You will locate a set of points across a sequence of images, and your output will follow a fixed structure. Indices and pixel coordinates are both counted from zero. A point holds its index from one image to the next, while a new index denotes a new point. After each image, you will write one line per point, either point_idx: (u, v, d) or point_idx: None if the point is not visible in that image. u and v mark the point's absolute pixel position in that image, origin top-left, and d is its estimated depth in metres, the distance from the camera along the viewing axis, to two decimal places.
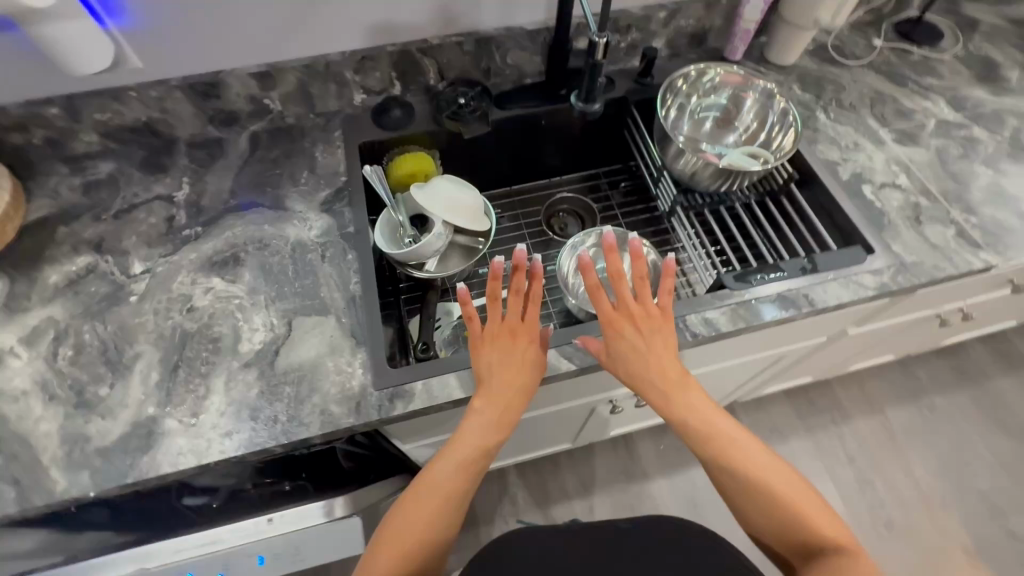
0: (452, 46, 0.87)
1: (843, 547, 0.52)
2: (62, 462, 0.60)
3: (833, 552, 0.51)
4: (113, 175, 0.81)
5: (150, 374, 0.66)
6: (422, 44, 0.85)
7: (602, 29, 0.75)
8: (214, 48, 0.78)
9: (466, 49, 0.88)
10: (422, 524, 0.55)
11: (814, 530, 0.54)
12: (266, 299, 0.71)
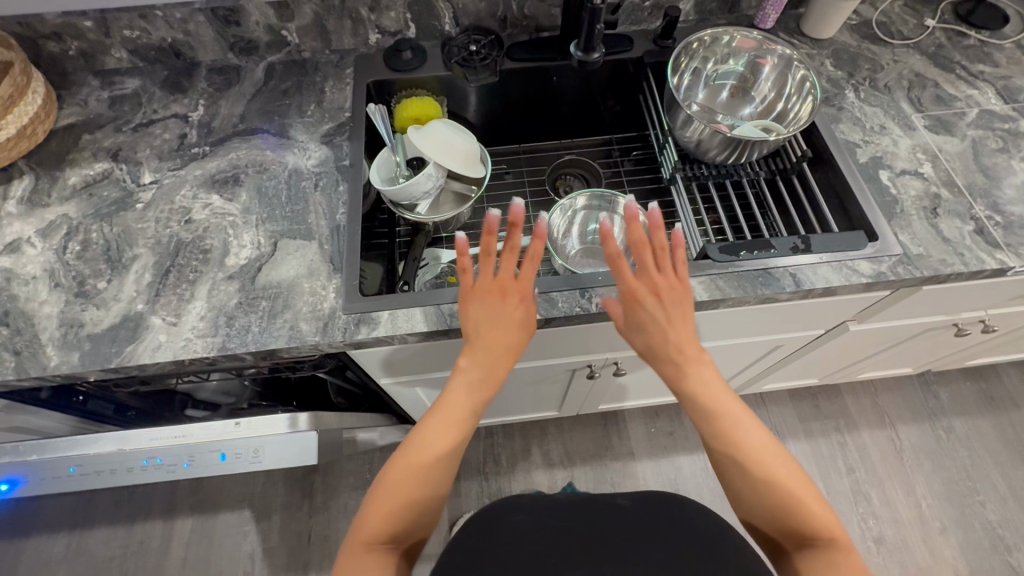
0: None
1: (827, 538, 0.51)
2: (56, 341, 0.66)
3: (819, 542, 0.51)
4: (137, 92, 0.88)
5: (143, 274, 0.71)
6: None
7: None
8: None
9: None
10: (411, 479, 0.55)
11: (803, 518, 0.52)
12: (257, 219, 0.75)
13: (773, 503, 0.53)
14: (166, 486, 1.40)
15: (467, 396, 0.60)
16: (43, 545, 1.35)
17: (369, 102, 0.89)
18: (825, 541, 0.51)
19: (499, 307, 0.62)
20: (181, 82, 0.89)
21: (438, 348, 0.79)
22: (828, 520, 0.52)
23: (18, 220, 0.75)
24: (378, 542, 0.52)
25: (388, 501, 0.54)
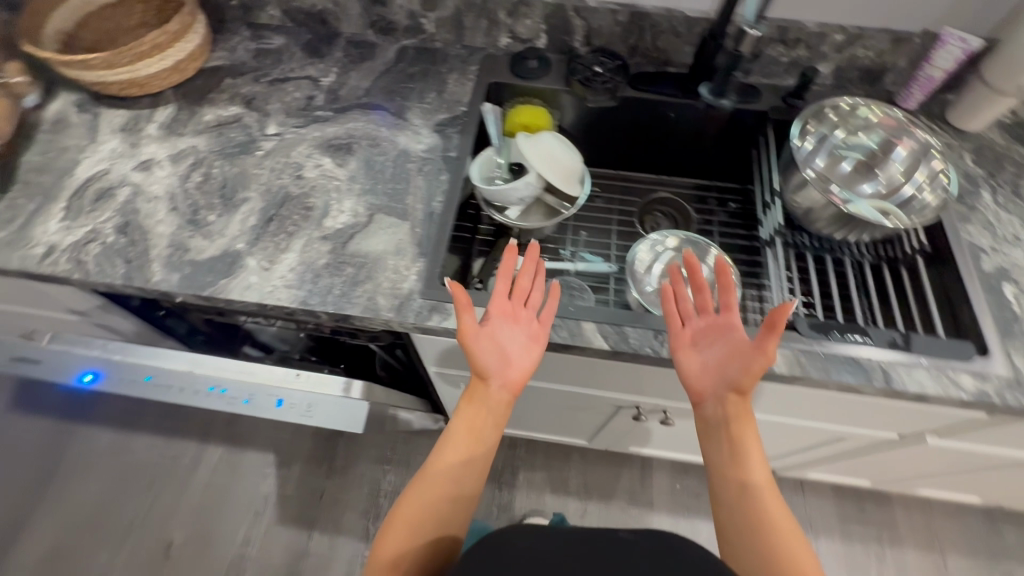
0: (607, 13, 0.87)
1: None
2: (163, 259, 0.71)
3: None
4: (280, 49, 0.95)
5: (249, 217, 0.75)
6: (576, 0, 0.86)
7: (755, 21, 0.73)
8: None
9: (619, 20, 0.87)
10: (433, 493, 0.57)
11: None
12: (359, 189, 0.78)
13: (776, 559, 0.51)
14: (207, 412, 1.49)
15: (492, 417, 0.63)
16: (92, 436, 1.47)
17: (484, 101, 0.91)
18: None
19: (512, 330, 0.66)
20: (321, 48, 0.95)
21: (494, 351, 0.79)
22: None
23: (155, 143, 0.82)
24: (388, 562, 0.53)
25: (409, 512, 0.56)
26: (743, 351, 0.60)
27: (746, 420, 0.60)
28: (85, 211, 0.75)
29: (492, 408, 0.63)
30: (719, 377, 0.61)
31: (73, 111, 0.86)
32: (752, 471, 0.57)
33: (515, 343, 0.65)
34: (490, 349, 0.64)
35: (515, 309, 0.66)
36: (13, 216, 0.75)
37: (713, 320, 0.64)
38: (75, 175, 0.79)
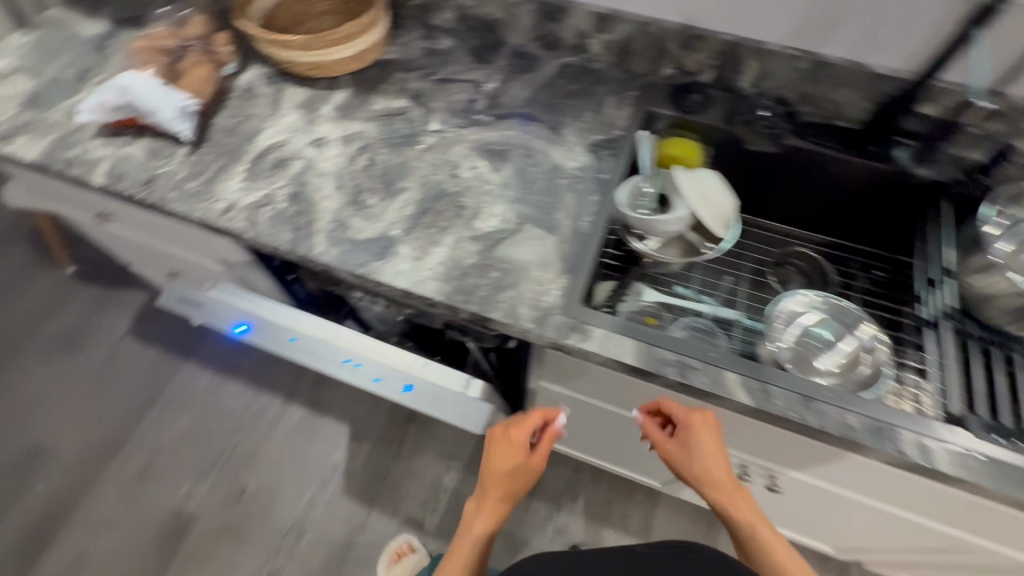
0: (785, 58, 0.84)
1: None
2: (327, 232, 0.76)
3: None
4: (449, 51, 0.99)
5: (406, 206, 0.79)
6: (753, 41, 0.85)
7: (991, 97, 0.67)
8: None
9: (798, 67, 0.85)
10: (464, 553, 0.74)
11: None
12: (511, 196, 0.80)
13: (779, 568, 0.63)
14: (295, 374, 1.57)
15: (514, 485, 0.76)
16: (192, 373, 1.58)
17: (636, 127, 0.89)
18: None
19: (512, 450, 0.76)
20: (486, 55, 0.98)
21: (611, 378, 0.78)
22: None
23: (329, 123, 0.88)
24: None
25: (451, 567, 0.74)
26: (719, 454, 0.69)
27: (736, 492, 0.69)
28: (264, 177, 0.82)
29: (515, 477, 0.75)
30: (703, 480, 0.70)
31: (261, 83, 0.93)
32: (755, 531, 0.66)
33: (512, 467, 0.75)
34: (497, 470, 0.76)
35: (510, 443, 0.76)
36: (203, 170, 0.82)
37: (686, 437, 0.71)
38: (258, 141, 0.86)
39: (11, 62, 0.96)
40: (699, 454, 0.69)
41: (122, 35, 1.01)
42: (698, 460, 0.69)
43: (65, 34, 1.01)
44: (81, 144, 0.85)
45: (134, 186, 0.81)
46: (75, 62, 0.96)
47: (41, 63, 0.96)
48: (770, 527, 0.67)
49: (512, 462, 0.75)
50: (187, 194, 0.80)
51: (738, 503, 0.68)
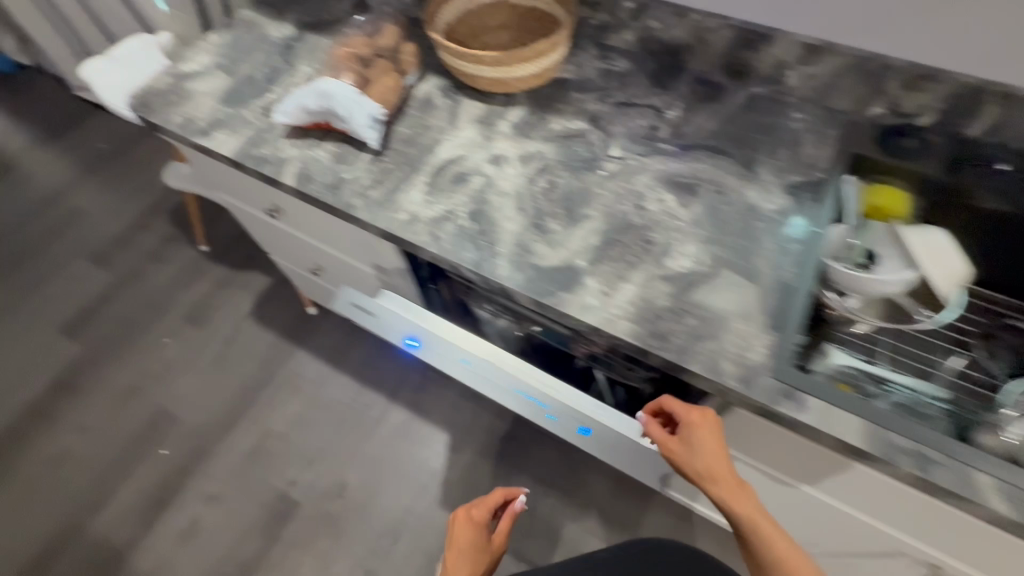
0: None
1: None
2: (510, 257, 0.73)
3: None
4: (626, 73, 0.95)
5: (591, 236, 0.75)
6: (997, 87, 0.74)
7: None
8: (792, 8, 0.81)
9: None
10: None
11: None
12: (703, 236, 0.74)
13: None
14: (399, 375, 1.59)
15: (474, 542, 0.87)
16: (302, 361, 1.62)
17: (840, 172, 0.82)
18: None
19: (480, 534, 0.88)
20: (666, 79, 0.93)
21: (814, 451, 0.68)
22: None
23: (507, 141, 0.87)
24: None
25: None
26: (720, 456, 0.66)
27: (740, 490, 0.65)
28: (444, 191, 0.81)
29: (477, 555, 0.86)
30: (714, 483, 0.65)
31: (438, 95, 0.93)
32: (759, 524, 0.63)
33: (479, 558, 0.86)
34: (465, 553, 0.85)
35: (470, 519, 0.89)
36: (385, 179, 0.83)
37: (699, 439, 0.67)
38: (438, 154, 0.85)
39: (208, 59, 1.02)
40: (703, 452, 0.66)
41: (306, 39, 1.05)
42: (702, 459, 0.66)
43: (254, 36, 1.06)
44: (272, 143, 0.88)
45: (321, 190, 0.82)
46: (264, 62, 1.01)
47: (233, 62, 1.01)
48: (770, 519, 0.63)
49: (477, 530, 0.89)
50: (372, 202, 0.81)
51: (738, 496, 0.64)
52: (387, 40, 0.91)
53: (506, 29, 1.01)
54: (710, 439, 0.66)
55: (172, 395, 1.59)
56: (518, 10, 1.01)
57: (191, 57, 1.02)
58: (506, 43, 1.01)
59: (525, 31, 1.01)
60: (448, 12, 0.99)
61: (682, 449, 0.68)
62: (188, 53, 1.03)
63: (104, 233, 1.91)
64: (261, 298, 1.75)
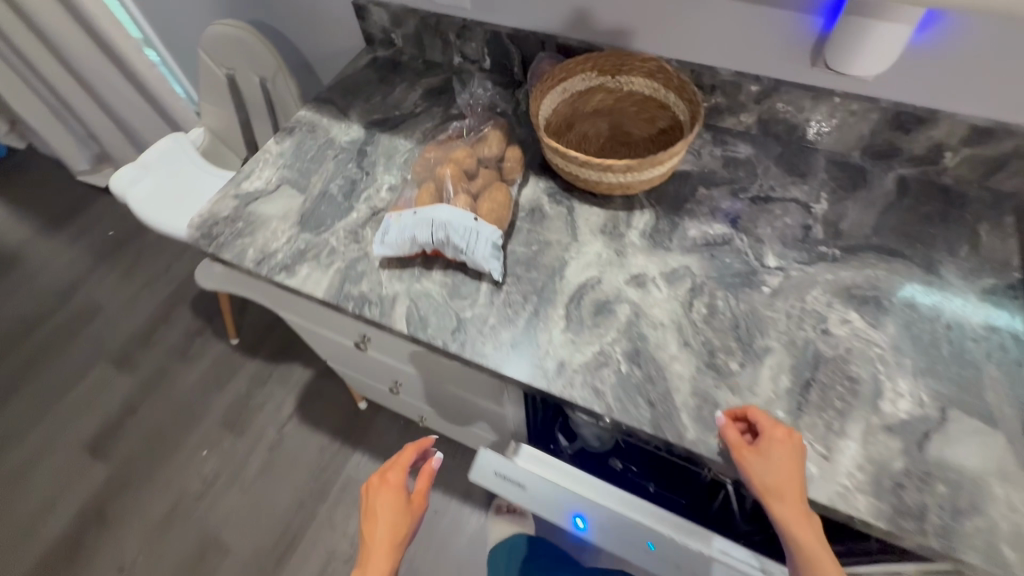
0: None
1: None
2: (694, 412, 0.62)
3: None
4: (751, 160, 0.85)
5: (780, 375, 0.63)
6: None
7: None
8: (952, 94, 0.73)
9: None
10: (384, 545, 0.62)
11: None
12: (913, 366, 0.63)
13: None
14: (469, 472, 1.44)
15: (392, 516, 0.64)
16: (360, 465, 1.47)
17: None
18: None
19: (398, 503, 0.65)
20: (798, 164, 0.83)
21: None
22: None
23: (642, 254, 0.76)
24: None
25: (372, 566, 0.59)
26: (797, 477, 0.54)
27: (811, 525, 0.52)
28: (588, 327, 0.69)
29: (393, 510, 0.64)
30: (784, 502, 0.53)
31: (547, 201, 0.82)
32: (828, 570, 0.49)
33: (390, 508, 0.64)
34: (386, 501, 0.65)
35: (384, 484, 0.67)
36: (513, 316, 0.71)
37: (784, 455, 0.55)
38: (568, 277, 0.74)
39: (271, 174, 0.90)
40: (779, 467, 0.54)
41: (377, 140, 0.94)
42: (781, 474, 0.54)
43: (317, 141, 0.95)
44: (369, 278, 0.76)
45: (441, 335, 0.70)
46: (336, 173, 0.89)
47: (301, 176, 0.90)
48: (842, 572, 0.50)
49: (396, 487, 0.66)
50: (506, 346, 0.69)
51: (807, 529, 0.51)
52: (491, 146, 0.80)
53: (602, 116, 0.90)
54: (787, 459, 0.55)
55: (219, 518, 1.42)
56: (617, 93, 0.90)
57: (251, 173, 0.90)
58: (607, 131, 0.90)
59: (626, 117, 0.90)
60: (547, 102, 0.87)
61: (760, 461, 0.55)
62: (246, 167, 0.91)
63: (122, 333, 1.75)
64: (303, 393, 1.60)
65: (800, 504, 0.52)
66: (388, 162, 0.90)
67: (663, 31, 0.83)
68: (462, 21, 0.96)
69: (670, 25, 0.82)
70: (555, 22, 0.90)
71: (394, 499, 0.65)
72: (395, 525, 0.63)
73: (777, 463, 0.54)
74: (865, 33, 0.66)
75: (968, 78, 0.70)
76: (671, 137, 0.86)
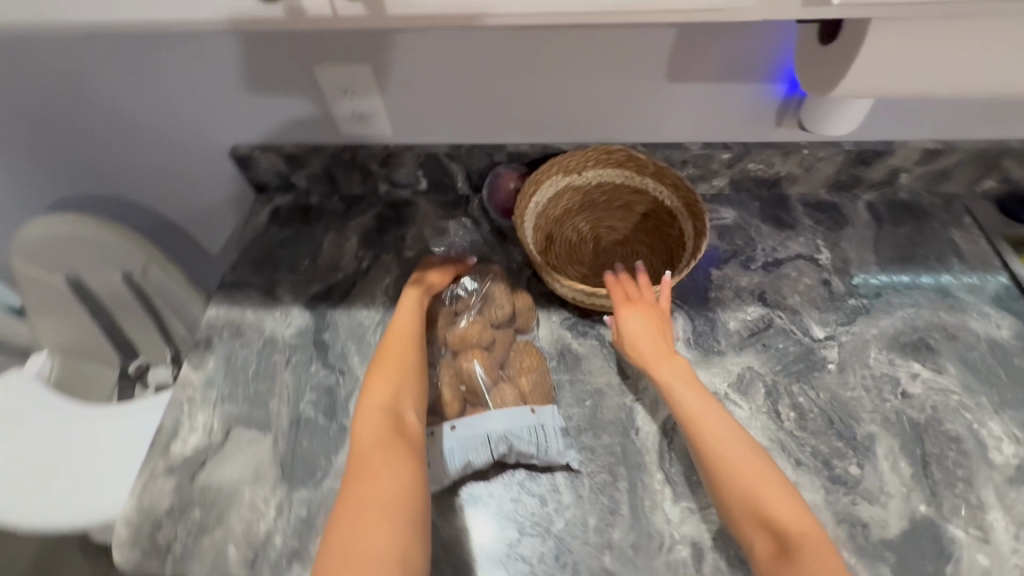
0: None
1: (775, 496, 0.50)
2: (852, 545, 0.56)
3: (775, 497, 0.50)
4: (739, 223, 0.82)
5: (898, 462, 0.61)
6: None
7: None
8: (901, 124, 0.75)
9: None
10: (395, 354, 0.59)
11: (750, 491, 0.50)
12: (991, 402, 0.65)
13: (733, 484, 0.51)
14: None
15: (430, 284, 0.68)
16: None
17: (1000, 255, 0.78)
18: (778, 484, 0.51)
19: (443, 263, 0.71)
20: (782, 216, 0.83)
21: None
22: (773, 496, 0.50)
23: (700, 369, 0.68)
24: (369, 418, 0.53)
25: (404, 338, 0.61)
26: (656, 329, 0.61)
27: (671, 367, 0.59)
28: (697, 485, 0.60)
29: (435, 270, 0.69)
30: (644, 351, 0.60)
31: (570, 336, 0.71)
32: (687, 402, 0.56)
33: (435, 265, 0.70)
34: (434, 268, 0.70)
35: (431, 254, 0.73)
36: (613, 504, 0.59)
37: (648, 317, 0.62)
38: (643, 428, 0.64)
39: (209, 419, 0.67)
40: (637, 327, 0.61)
41: (332, 321, 0.75)
42: (642, 335, 0.61)
43: (250, 346, 0.72)
44: None
45: (544, 569, 0.56)
46: (300, 387, 0.69)
47: (254, 405, 0.68)
48: (704, 399, 0.56)
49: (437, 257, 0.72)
50: (625, 549, 0.57)
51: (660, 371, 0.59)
52: (498, 299, 0.68)
53: (576, 213, 0.81)
54: (646, 317, 0.62)
55: None
56: (584, 188, 0.80)
57: (179, 429, 0.66)
58: (590, 232, 0.82)
59: (600, 210, 0.82)
60: (527, 225, 0.75)
61: (624, 326, 0.62)
62: (166, 421, 0.66)
63: None
64: None
65: (655, 351, 0.60)
66: (360, 347, 0.72)
67: (620, 119, 0.76)
68: (384, 149, 0.81)
69: (631, 115, 0.75)
70: (499, 131, 0.79)
71: (444, 270, 0.70)
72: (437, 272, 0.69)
73: (637, 320, 0.62)
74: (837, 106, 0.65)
75: (914, 109, 0.73)
76: (659, 222, 0.79)
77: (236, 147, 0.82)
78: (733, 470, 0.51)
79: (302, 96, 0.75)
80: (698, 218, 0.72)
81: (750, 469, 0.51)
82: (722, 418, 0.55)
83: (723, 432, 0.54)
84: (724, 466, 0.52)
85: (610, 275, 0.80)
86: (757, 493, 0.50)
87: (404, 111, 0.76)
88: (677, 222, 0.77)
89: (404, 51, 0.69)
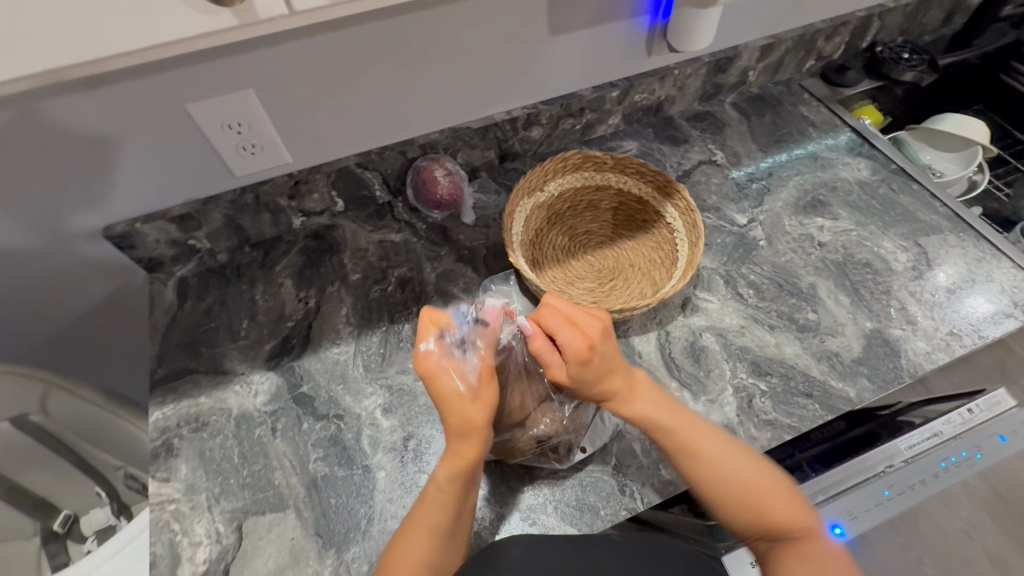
0: (901, 8, 0.95)
1: (793, 527, 0.52)
2: (835, 373, 0.66)
3: (784, 531, 0.52)
4: (643, 150, 0.90)
5: (839, 296, 0.73)
6: (882, 7, 0.94)
7: None
8: (740, 31, 0.87)
9: (909, 10, 0.96)
10: (421, 544, 0.49)
11: (761, 510, 0.53)
12: (878, 227, 0.80)
13: (735, 502, 0.53)
14: None
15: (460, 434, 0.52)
16: None
17: (836, 116, 0.95)
18: (775, 497, 0.53)
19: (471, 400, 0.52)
20: (674, 134, 0.92)
21: None
22: (786, 513, 0.53)
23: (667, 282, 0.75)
24: None
25: (423, 519, 0.50)
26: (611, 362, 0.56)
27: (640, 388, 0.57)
28: (707, 378, 0.66)
29: (463, 415, 0.52)
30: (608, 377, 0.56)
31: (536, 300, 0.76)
32: (675, 426, 0.55)
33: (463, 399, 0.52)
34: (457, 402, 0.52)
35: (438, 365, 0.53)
36: None
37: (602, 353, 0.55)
38: (644, 349, 0.69)
39: (211, 524, 0.58)
40: (600, 369, 0.55)
41: (304, 372, 0.69)
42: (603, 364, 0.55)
43: (223, 432, 0.64)
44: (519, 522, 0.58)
45: (618, 505, 0.59)
46: (301, 449, 0.63)
47: (257, 489, 0.60)
48: (678, 412, 0.56)
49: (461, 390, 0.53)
50: None
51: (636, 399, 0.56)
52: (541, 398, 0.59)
53: (549, 228, 0.80)
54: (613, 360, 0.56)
55: None
56: (549, 203, 0.80)
57: (179, 551, 0.56)
58: (570, 242, 0.80)
59: (569, 219, 0.81)
60: (518, 253, 0.72)
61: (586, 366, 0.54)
62: (160, 549, 0.56)
63: None
64: None
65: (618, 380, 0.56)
66: (347, 385, 0.67)
67: (515, 84, 0.78)
68: (289, 179, 0.74)
69: (524, 77, 0.78)
70: (403, 127, 0.76)
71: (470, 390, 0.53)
72: (468, 417, 0.52)
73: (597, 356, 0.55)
74: (699, 20, 0.72)
75: (747, 15, 0.84)
76: (628, 210, 0.82)
77: (108, 228, 0.69)
78: (741, 490, 0.53)
79: (178, 146, 0.65)
80: (675, 197, 0.77)
81: (758, 487, 0.53)
82: (708, 432, 0.55)
83: (721, 452, 0.54)
84: (725, 483, 0.53)
85: (609, 273, 0.78)
86: (769, 514, 0.52)
87: (302, 131, 0.70)
88: (650, 204, 0.80)
89: (287, 63, 0.62)
